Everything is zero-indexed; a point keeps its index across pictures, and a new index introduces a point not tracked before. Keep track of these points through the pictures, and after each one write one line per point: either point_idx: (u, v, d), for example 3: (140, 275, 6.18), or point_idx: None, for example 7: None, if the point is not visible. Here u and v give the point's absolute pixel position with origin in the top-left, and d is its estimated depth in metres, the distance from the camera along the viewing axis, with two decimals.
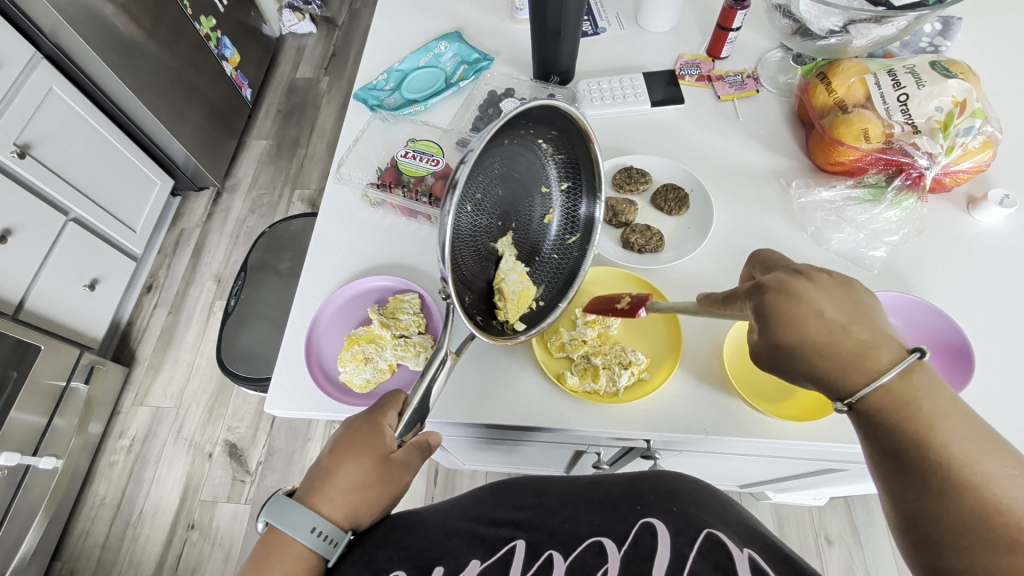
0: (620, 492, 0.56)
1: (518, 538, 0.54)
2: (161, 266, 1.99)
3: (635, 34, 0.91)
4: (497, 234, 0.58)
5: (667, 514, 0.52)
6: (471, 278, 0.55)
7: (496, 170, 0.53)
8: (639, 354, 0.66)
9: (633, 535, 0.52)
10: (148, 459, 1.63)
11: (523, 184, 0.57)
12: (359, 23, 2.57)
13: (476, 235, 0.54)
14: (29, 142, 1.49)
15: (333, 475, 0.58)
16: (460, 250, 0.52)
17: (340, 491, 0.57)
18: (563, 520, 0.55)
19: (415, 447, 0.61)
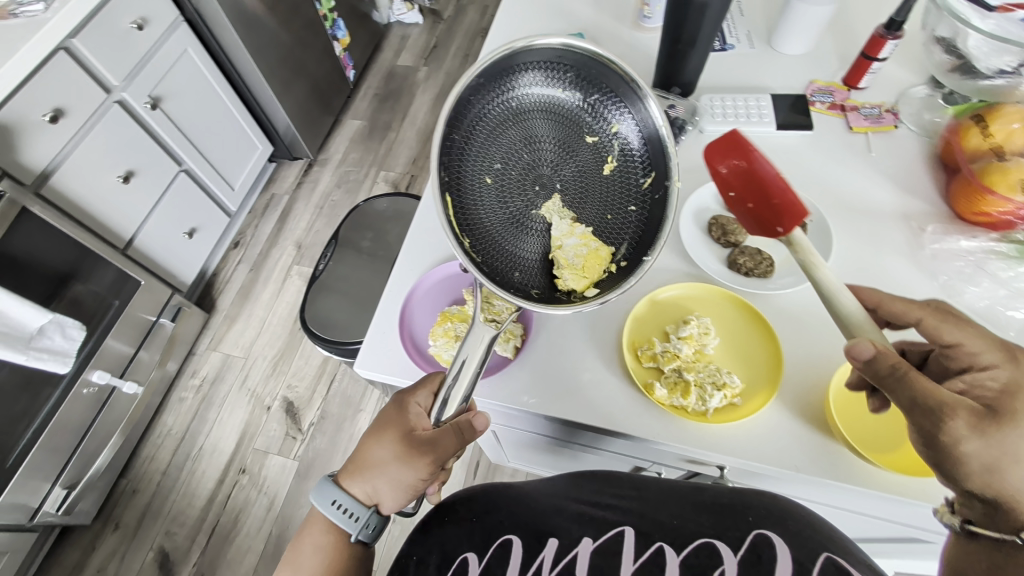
0: (727, 501, 0.58)
1: (626, 525, 0.58)
2: (250, 225, 2.12)
3: (764, 54, 0.88)
4: (540, 201, 0.64)
5: (782, 529, 0.54)
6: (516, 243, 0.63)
7: (509, 135, 0.63)
8: (734, 378, 0.64)
9: (748, 541, 0.54)
10: (213, 401, 1.74)
11: (543, 144, 0.64)
12: (463, 20, 2.65)
13: (508, 201, 0.63)
14: (161, 96, 1.61)
15: (366, 450, 0.64)
16: (495, 221, 0.62)
17: (369, 464, 0.64)
18: (670, 516, 0.58)
19: (444, 429, 0.60)
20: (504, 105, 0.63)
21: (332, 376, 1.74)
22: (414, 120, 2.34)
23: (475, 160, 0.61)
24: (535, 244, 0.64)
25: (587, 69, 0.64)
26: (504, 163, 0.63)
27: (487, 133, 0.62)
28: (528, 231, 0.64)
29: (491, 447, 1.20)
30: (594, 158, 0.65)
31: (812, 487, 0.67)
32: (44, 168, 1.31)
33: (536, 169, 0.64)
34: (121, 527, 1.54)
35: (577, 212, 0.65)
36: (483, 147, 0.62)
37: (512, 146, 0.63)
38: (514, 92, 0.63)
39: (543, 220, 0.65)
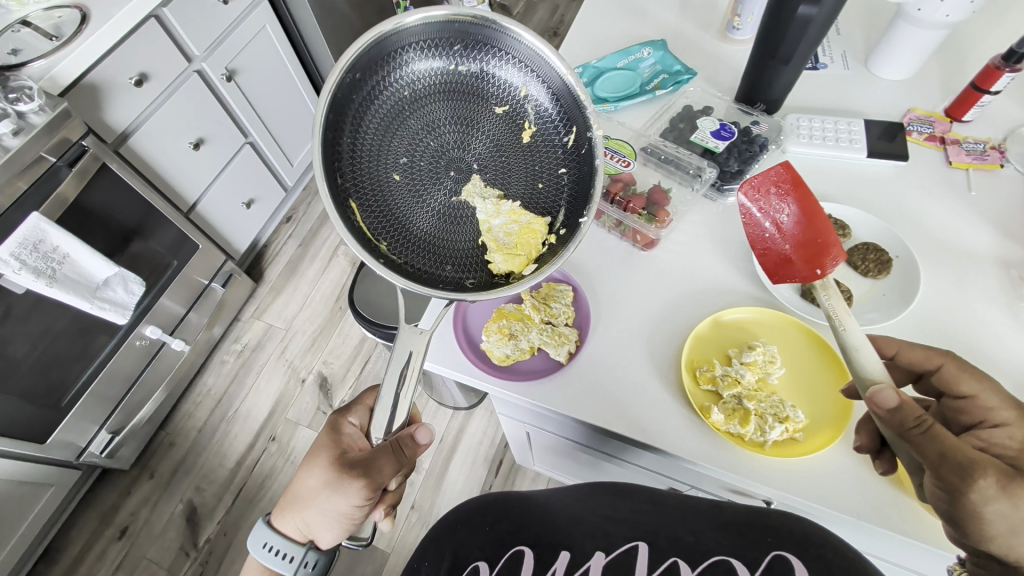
0: (750, 519, 0.55)
1: (639, 540, 0.56)
2: (303, 202, 2.18)
3: (860, 77, 0.83)
4: (460, 185, 0.63)
5: (805, 552, 0.51)
6: (443, 233, 0.62)
7: (410, 127, 0.62)
8: (798, 412, 0.61)
9: (764, 564, 0.51)
10: (252, 367, 1.80)
11: (446, 125, 0.62)
12: (531, 18, 2.66)
13: (425, 194, 0.62)
14: (236, 69, 1.67)
15: (297, 490, 0.71)
16: (417, 217, 0.61)
17: (297, 503, 0.70)
18: (686, 533, 0.56)
19: (370, 454, 0.65)
20: (395, 97, 0.61)
21: (367, 358, 1.78)
22: None
23: (379, 162, 0.60)
24: (467, 232, 0.63)
25: (467, 35, 0.61)
26: (410, 155, 0.62)
27: (384, 130, 0.60)
28: (453, 217, 0.63)
29: (517, 447, 1.20)
30: (510, 131, 0.63)
31: (863, 534, 0.63)
32: (125, 129, 1.38)
33: (448, 154, 0.62)
34: (155, 477, 1.61)
35: (500, 189, 0.64)
36: (383, 145, 0.60)
37: (415, 137, 0.62)
38: (401, 80, 0.61)
39: (468, 204, 0.63)
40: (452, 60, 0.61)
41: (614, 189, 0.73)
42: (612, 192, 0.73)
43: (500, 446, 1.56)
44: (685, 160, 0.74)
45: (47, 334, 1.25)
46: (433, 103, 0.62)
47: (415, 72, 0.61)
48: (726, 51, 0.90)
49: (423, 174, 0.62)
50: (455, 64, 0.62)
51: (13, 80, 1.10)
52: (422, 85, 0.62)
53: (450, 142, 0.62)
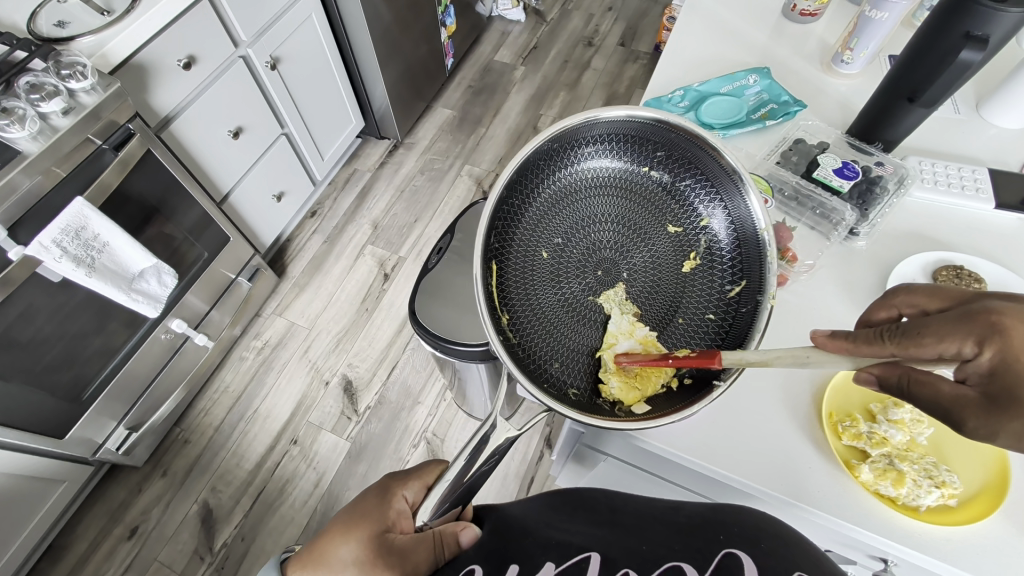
0: (701, 520, 0.51)
1: (593, 550, 0.50)
2: (329, 197, 2.13)
3: (972, 121, 0.82)
4: (602, 287, 0.57)
5: (754, 548, 0.46)
6: (567, 327, 0.55)
7: (577, 210, 0.59)
8: (954, 477, 0.57)
9: (716, 565, 0.46)
10: (273, 365, 1.73)
11: (617, 221, 0.58)
12: (567, 25, 2.64)
13: (562, 283, 0.56)
14: (280, 57, 1.61)
15: (327, 552, 0.64)
16: (548, 300, 0.56)
17: (325, 565, 0.63)
18: (640, 541, 0.50)
19: (424, 538, 0.61)
20: (576, 174, 0.60)
21: (394, 363, 1.73)
22: (506, 118, 2.33)
23: (534, 231, 0.57)
24: (590, 337, 0.56)
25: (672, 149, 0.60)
26: (565, 237, 0.58)
27: (553, 202, 0.59)
28: (583, 320, 0.56)
29: (568, 468, 1.18)
30: (677, 251, 0.58)
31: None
32: (169, 113, 1.31)
33: (600, 249, 0.58)
34: (169, 475, 1.54)
35: (642, 306, 0.58)
36: (546, 218, 0.58)
37: (576, 222, 0.58)
38: (589, 161, 0.60)
39: (602, 312, 0.57)
40: (646, 162, 0.60)
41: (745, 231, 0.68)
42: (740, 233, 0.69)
43: (531, 463, 1.52)
44: (808, 198, 0.71)
45: (75, 324, 1.18)
46: (610, 195, 0.59)
47: (608, 162, 0.60)
48: (830, 85, 0.88)
49: (570, 264, 0.57)
50: (647, 164, 0.60)
51: (66, 55, 1.04)
52: (606, 174, 0.60)
53: (610, 242, 0.58)
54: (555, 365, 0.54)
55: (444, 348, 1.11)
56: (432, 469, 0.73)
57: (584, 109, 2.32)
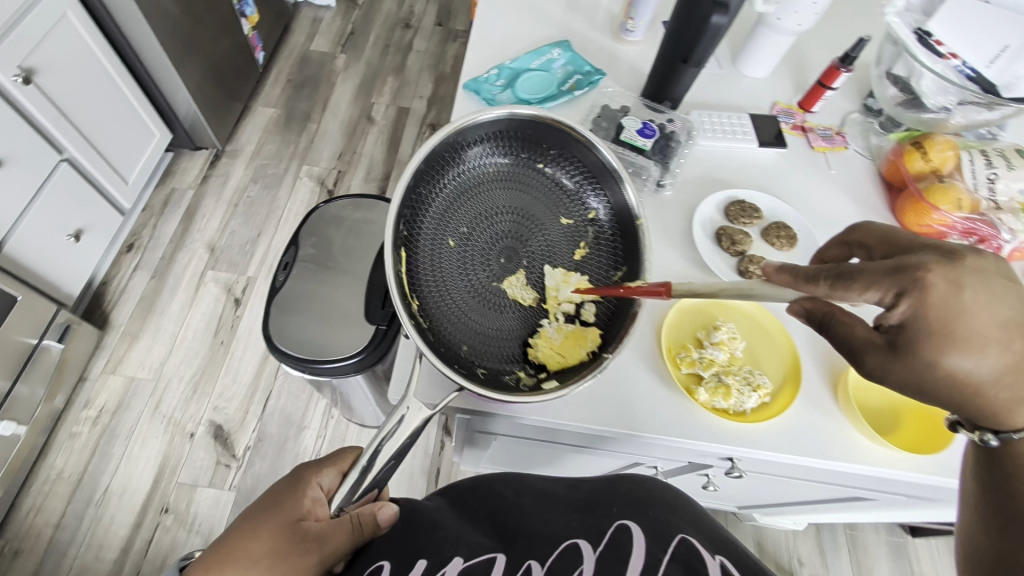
0: (597, 496, 0.56)
1: (499, 551, 0.52)
2: (146, 226, 1.85)
3: (732, 75, 0.92)
4: (505, 274, 0.62)
5: (643, 517, 0.52)
6: (473, 311, 0.59)
7: (479, 201, 0.63)
8: (764, 378, 0.67)
9: (609, 537, 0.51)
10: (117, 433, 1.49)
11: (515, 213, 0.64)
12: (381, 7, 2.53)
13: (469, 272, 0.60)
14: (33, 68, 1.33)
15: (243, 546, 0.60)
16: (455, 285, 0.59)
17: (242, 559, 0.58)
18: (539, 523, 0.54)
19: (343, 523, 0.59)
20: (478, 168, 0.64)
21: (268, 393, 1.59)
22: (336, 112, 2.19)
23: (440, 222, 0.60)
24: (496, 320, 0.60)
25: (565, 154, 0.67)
26: (470, 230, 0.62)
27: (458, 195, 0.62)
28: (489, 304, 0.60)
29: (470, 454, 1.17)
30: (567, 242, 0.65)
31: (828, 471, 0.70)
32: None
33: (501, 239, 0.63)
34: None
35: (540, 289, 0.63)
36: (452, 210, 0.61)
37: (479, 213, 0.62)
38: (485, 157, 0.64)
39: (506, 296, 0.61)
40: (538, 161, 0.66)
41: None
42: None
43: (434, 454, 1.52)
44: (622, 158, 0.78)
45: None
46: (507, 188, 0.64)
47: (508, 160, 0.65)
48: (620, 51, 0.96)
49: (474, 253, 0.61)
50: (540, 161, 0.67)
51: None
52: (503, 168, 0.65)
53: (510, 233, 0.63)
54: (464, 349, 0.57)
55: (313, 369, 1.05)
56: (348, 455, 0.70)
57: (415, 93, 2.27)
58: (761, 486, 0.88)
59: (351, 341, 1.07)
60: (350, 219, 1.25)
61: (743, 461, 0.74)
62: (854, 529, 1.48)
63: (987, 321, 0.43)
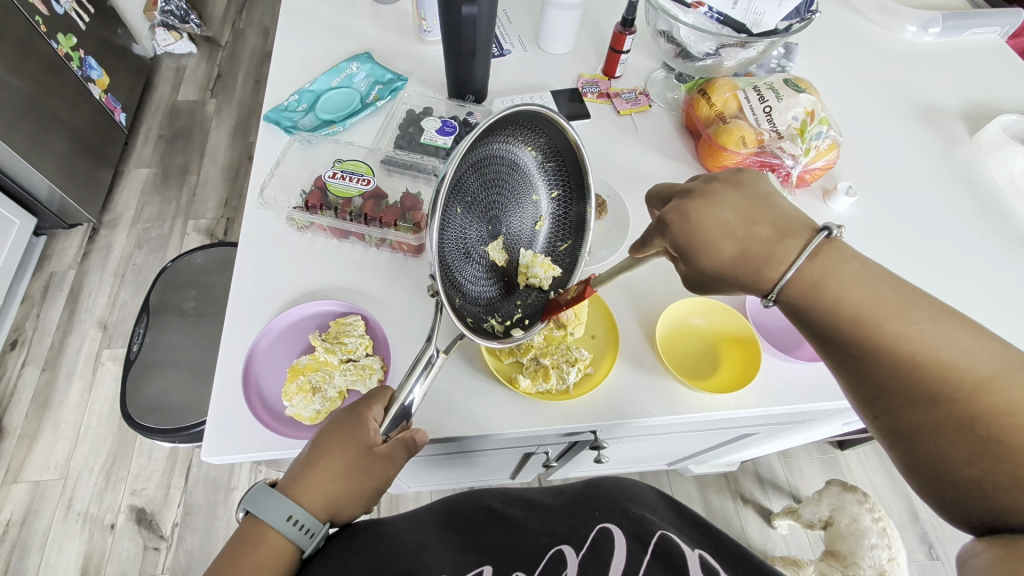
0: (580, 501, 0.56)
1: (485, 564, 0.50)
2: (27, 318, 1.74)
3: (538, 55, 0.92)
4: (489, 240, 0.57)
5: (623, 519, 0.53)
6: (461, 279, 0.54)
7: (486, 172, 0.54)
8: (583, 350, 0.68)
9: (592, 540, 0.51)
10: (30, 543, 1.40)
11: (509, 188, 0.57)
12: (244, 44, 2.45)
13: (464, 238, 0.54)
14: None
15: (317, 465, 0.53)
16: (450, 257, 0.53)
17: (323, 480, 0.53)
18: (528, 536, 0.52)
19: (402, 443, 0.56)
20: (494, 140, 0.54)
21: (188, 463, 1.52)
22: (215, 159, 2.11)
23: (455, 187, 0.51)
24: (477, 284, 0.57)
25: (559, 142, 0.61)
26: (473, 198, 0.54)
27: (476, 163, 0.52)
28: (470, 267, 0.56)
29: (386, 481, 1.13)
30: (536, 219, 0.62)
31: (673, 425, 0.72)
32: None
33: (490, 212, 0.56)
34: None
35: (512, 258, 0.61)
36: (466, 176, 0.52)
37: (484, 184, 0.54)
38: (506, 133, 0.55)
39: (486, 259, 0.57)
40: (539, 145, 0.59)
41: (310, 198, 0.71)
42: (367, 211, 0.71)
43: None
44: (421, 162, 0.78)
45: None
46: (510, 163, 0.57)
47: (517, 134, 0.56)
48: (427, 52, 0.95)
49: (473, 223, 0.54)
50: (540, 144, 0.59)
51: None
52: (513, 144, 0.56)
53: (499, 206, 0.57)
54: (458, 306, 0.53)
55: (190, 435, 1.00)
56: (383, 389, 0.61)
57: None
58: (651, 445, 0.90)
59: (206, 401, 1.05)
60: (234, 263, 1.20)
61: (604, 433, 0.75)
62: (787, 454, 1.53)
63: (721, 226, 0.51)
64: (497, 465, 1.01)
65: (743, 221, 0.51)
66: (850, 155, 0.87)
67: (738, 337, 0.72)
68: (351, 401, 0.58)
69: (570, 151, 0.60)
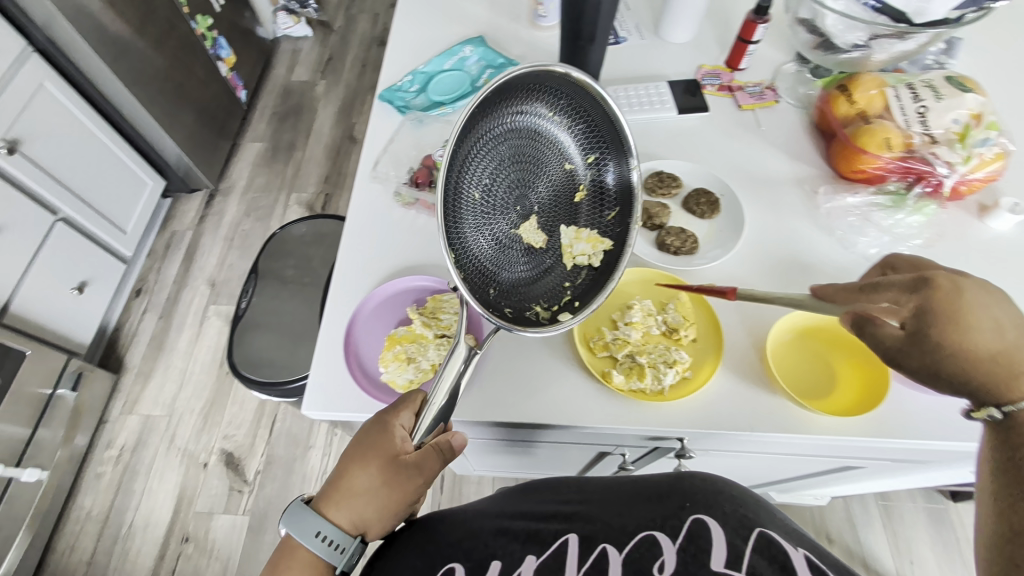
0: (670, 488, 0.53)
1: (569, 533, 0.51)
2: (151, 270, 1.94)
3: (656, 43, 0.89)
4: (520, 222, 0.57)
5: (718, 511, 0.49)
6: (494, 267, 0.56)
7: (499, 153, 0.55)
8: (682, 352, 0.64)
9: (686, 530, 0.48)
10: (138, 469, 1.58)
11: (533, 165, 0.57)
12: (355, 29, 2.57)
13: (488, 223, 0.55)
14: (18, 138, 1.43)
15: (345, 479, 0.55)
16: (474, 249, 0.55)
17: (351, 494, 0.54)
18: (613, 516, 0.52)
19: (430, 450, 0.54)
20: (500, 119, 0.54)
21: (273, 417, 1.64)
22: (319, 137, 2.25)
23: (462, 172, 0.53)
24: (514, 268, 0.58)
25: (581, 102, 0.58)
26: (490, 183, 0.55)
27: (481, 147, 0.53)
28: (504, 252, 0.57)
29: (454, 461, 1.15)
30: (573, 190, 0.60)
31: (773, 445, 0.68)
32: None
33: (517, 193, 0.56)
34: None
35: (553, 238, 0.59)
36: (474, 162, 0.53)
37: (498, 166, 0.55)
38: (510, 110, 0.55)
39: (519, 242, 0.58)
40: (557, 111, 0.57)
41: (420, 174, 0.75)
42: None
43: None
44: None
45: None
46: (527, 139, 0.56)
47: (528, 108, 0.55)
48: (540, 38, 0.94)
49: (496, 207, 0.55)
50: (559, 111, 0.57)
51: None
52: (525, 118, 0.56)
53: (524, 183, 0.57)
54: (487, 292, 0.55)
55: (283, 391, 1.08)
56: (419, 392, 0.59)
57: None
58: (738, 464, 0.85)
59: (302, 360, 1.11)
60: (334, 235, 1.27)
61: (691, 443, 0.72)
62: (886, 498, 1.38)
63: (986, 320, 0.48)
64: (567, 461, 1.00)
65: (1011, 329, 0.48)
66: (1015, 168, 0.76)
67: (862, 359, 0.65)
68: (381, 409, 0.57)
69: (595, 107, 0.57)
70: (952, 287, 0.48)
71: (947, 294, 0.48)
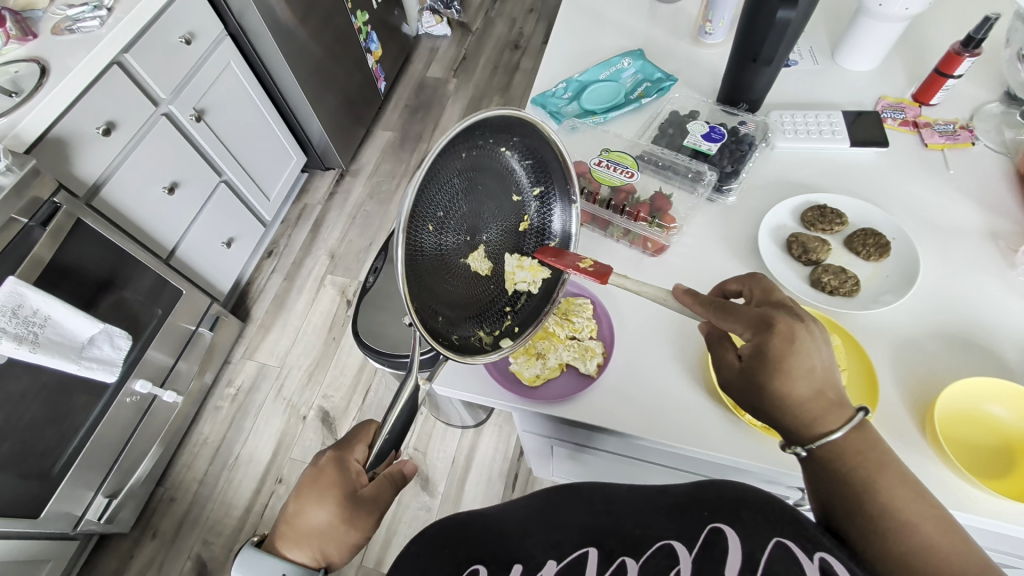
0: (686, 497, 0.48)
1: (588, 546, 0.47)
2: (283, 235, 2.15)
3: (830, 70, 0.85)
4: (469, 250, 0.57)
5: (736, 518, 0.44)
6: (445, 298, 0.55)
7: (458, 181, 0.54)
8: None
9: (703, 539, 0.44)
10: (249, 409, 1.75)
11: (485, 194, 0.57)
12: (492, 32, 2.68)
13: (443, 252, 0.54)
14: (205, 108, 1.65)
15: (302, 518, 0.57)
16: (431, 277, 0.53)
17: (308, 533, 0.57)
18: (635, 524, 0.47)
19: (386, 479, 0.61)
20: (461, 148, 0.53)
21: (368, 386, 1.75)
22: None
23: (426, 201, 0.50)
24: (462, 297, 0.57)
25: (529, 139, 0.60)
26: (447, 211, 0.53)
27: (443, 175, 0.51)
28: (455, 279, 0.56)
29: (535, 460, 1.17)
30: (515, 219, 0.62)
31: None
32: (96, 181, 1.36)
33: (470, 221, 0.56)
34: (158, 537, 1.56)
35: (498, 265, 0.61)
36: (436, 189, 0.51)
37: (456, 193, 0.54)
38: (473, 139, 0.54)
39: (466, 270, 0.57)
40: (509, 145, 0.59)
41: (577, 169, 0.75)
42: (616, 203, 0.73)
43: (513, 459, 1.48)
44: (681, 166, 0.76)
45: (40, 413, 1.20)
46: (482, 168, 0.56)
47: (493, 142, 0.57)
48: (700, 55, 0.92)
49: (451, 234, 0.54)
50: (508, 146, 0.59)
51: None
52: (484, 150, 0.56)
53: (477, 212, 0.57)
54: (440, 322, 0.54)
55: (393, 362, 1.16)
56: (370, 425, 0.65)
57: None
58: None
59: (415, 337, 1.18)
60: None
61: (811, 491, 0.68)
62: None
63: (810, 371, 0.48)
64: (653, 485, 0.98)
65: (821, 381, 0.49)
66: None
67: None
68: (337, 446, 0.62)
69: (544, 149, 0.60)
70: (789, 333, 0.48)
71: (784, 340, 0.48)
